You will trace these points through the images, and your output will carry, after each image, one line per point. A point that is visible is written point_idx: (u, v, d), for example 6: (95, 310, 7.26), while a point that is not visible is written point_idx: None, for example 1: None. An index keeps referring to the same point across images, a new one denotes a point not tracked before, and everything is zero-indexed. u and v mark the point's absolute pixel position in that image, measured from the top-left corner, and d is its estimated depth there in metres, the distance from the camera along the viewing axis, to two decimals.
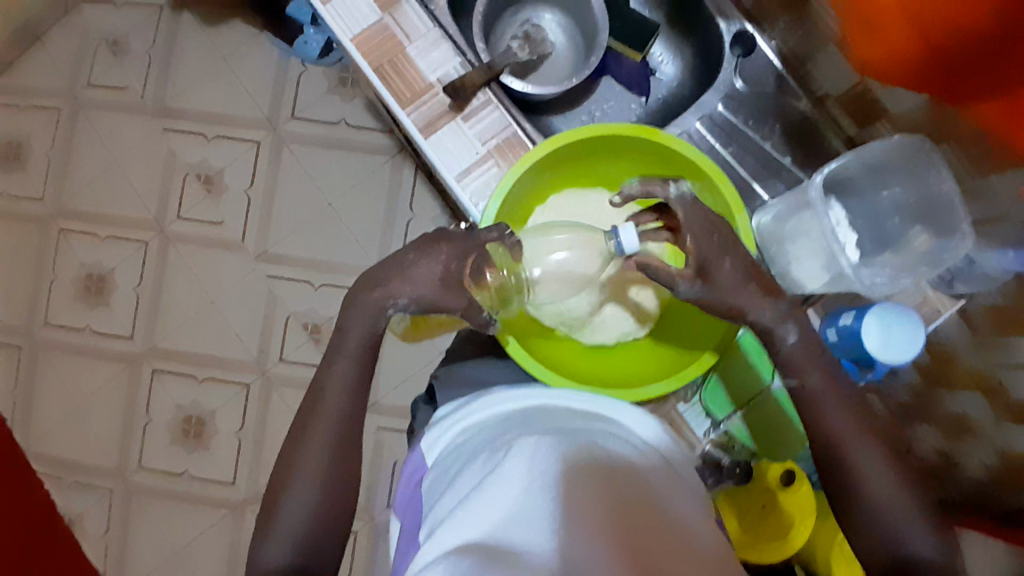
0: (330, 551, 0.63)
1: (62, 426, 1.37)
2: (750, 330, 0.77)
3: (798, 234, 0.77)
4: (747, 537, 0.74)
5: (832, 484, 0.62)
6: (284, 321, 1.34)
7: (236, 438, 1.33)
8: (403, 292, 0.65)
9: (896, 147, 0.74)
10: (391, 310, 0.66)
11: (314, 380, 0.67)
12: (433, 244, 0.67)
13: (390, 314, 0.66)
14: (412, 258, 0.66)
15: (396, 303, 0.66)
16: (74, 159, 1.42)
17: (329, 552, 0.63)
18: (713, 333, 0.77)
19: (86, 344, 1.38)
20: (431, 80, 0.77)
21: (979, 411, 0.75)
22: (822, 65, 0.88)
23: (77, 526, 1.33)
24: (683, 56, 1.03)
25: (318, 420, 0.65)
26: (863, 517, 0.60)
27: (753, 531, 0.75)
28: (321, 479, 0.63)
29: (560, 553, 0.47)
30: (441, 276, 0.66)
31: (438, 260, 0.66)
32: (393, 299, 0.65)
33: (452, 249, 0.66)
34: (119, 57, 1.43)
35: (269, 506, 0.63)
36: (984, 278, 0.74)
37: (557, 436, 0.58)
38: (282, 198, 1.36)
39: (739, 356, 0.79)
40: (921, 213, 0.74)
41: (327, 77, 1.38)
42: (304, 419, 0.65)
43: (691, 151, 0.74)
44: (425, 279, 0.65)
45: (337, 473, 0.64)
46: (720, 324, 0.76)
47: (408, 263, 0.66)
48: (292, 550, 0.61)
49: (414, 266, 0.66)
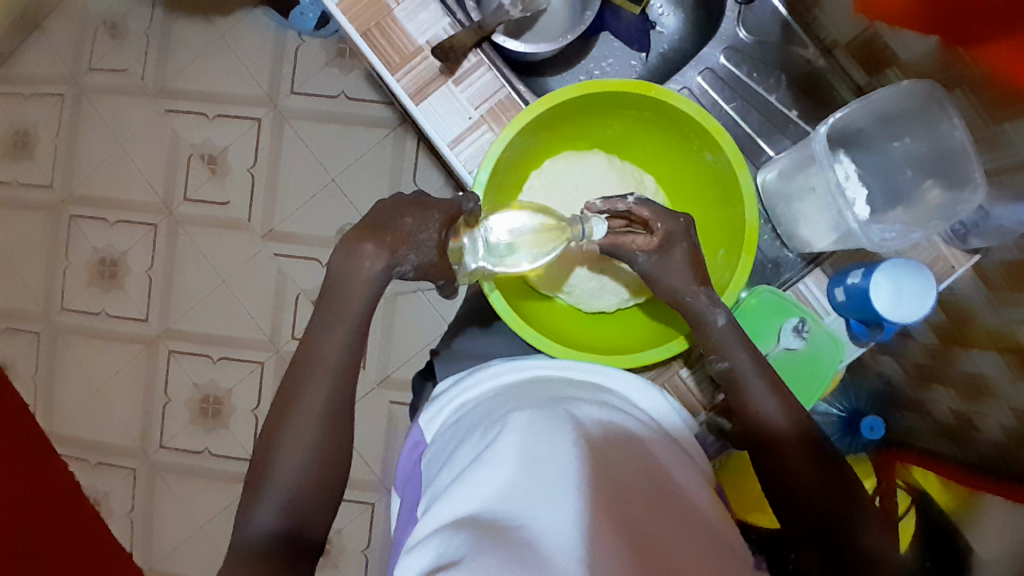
0: (319, 519, 0.63)
1: (85, 409, 1.41)
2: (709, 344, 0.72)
3: (805, 191, 0.75)
4: (740, 504, 0.84)
5: (821, 480, 0.62)
6: (294, 299, 1.34)
7: (253, 415, 1.35)
8: (408, 259, 0.64)
9: (905, 93, 0.70)
10: (396, 276, 0.64)
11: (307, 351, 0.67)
12: (426, 209, 0.65)
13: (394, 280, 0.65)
14: (407, 221, 0.63)
15: (402, 268, 0.64)
16: (80, 145, 1.43)
17: (318, 521, 0.63)
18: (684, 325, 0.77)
19: (104, 327, 1.41)
20: (420, 43, 0.74)
21: (994, 369, 0.73)
22: (830, 10, 0.84)
23: (104, 504, 1.37)
24: (684, 8, 0.97)
25: (312, 390, 0.65)
26: (845, 506, 0.61)
27: (743, 499, 0.84)
28: (311, 447, 0.63)
29: (560, 527, 0.46)
30: (438, 246, 0.65)
31: (433, 229, 0.64)
32: (399, 265, 0.63)
33: (440, 212, 0.65)
34: (118, 40, 1.42)
35: (262, 476, 0.63)
36: (999, 232, 0.69)
37: (552, 407, 0.56)
38: (285, 175, 1.36)
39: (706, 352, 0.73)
40: (933, 165, 0.71)
41: (325, 49, 1.35)
42: (296, 388, 0.65)
43: (689, 107, 0.71)
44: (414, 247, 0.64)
45: (328, 444, 0.64)
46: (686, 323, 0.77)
47: (399, 226, 0.63)
48: (281, 516, 0.61)
49: (413, 231, 0.63)
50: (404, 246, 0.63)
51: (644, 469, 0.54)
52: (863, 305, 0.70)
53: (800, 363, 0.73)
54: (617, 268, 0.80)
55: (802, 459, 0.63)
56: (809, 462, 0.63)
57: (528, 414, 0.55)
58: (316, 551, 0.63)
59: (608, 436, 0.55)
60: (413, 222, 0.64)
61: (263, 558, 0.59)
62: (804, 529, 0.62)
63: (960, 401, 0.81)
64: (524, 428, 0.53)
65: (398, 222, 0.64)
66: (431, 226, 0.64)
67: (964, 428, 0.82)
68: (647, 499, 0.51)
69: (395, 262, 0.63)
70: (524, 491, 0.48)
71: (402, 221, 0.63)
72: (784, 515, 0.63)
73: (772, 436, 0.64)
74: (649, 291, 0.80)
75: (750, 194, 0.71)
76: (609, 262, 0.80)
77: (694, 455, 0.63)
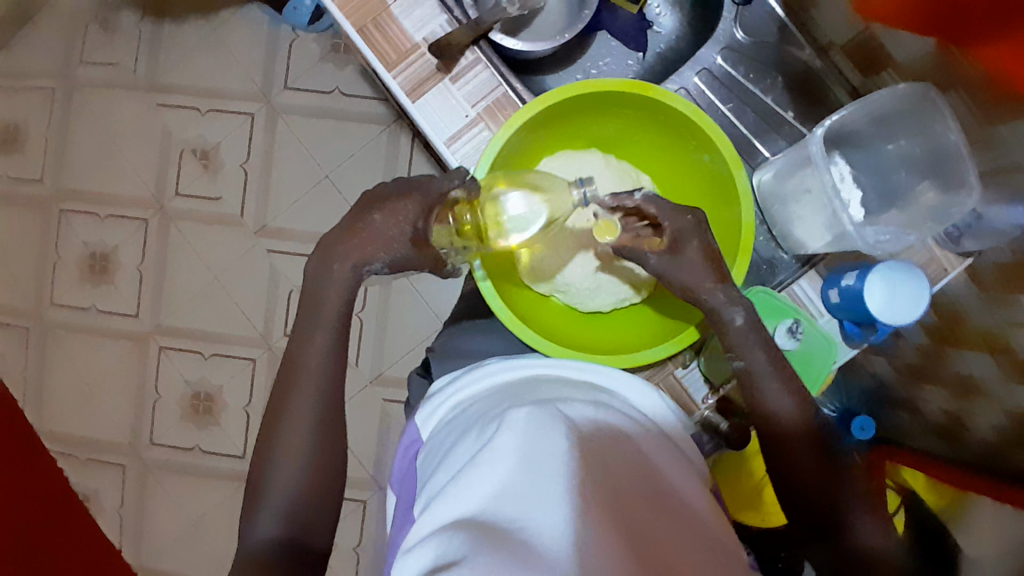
0: (320, 525, 0.63)
1: (76, 404, 1.40)
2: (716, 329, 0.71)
3: (801, 192, 0.75)
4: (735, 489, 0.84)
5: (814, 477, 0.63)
6: (286, 296, 1.34)
7: (245, 411, 1.35)
8: (377, 257, 0.65)
9: (900, 96, 0.70)
10: (367, 275, 0.66)
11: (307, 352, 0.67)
12: (399, 200, 0.65)
13: (366, 277, 0.66)
14: (376, 216, 0.65)
15: (372, 267, 0.65)
16: (71, 138, 1.42)
17: (319, 527, 0.63)
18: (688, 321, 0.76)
19: (94, 323, 1.39)
20: (417, 40, 0.74)
21: (986, 370, 0.74)
22: (826, 12, 0.84)
23: (94, 501, 1.36)
24: (681, 8, 0.97)
25: (312, 391, 0.65)
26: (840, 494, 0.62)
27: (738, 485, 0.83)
28: (311, 449, 0.63)
29: (556, 529, 0.46)
30: (412, 237, 0.65)
31: (406, 221, 0.65)
32: (369, 264, 0.65)
33: (412, 201, 0.65)
34: (109, 33, 1.40)
35: (264, 478, 0.63)
36: (993, 233, 0.70)
37: (548, 406, 0.56)
38: (278, 171, 1.35)
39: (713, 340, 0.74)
40: (927, 167, 0.71)
41: (319, 44, 1.34)
42: (296, 389, 0.65)
43: (686, 107, 0.71)
44: (393, 241, 0.65)
45: (329, 447, 0.64)
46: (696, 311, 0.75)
47: (368, 223, 0.65)
48: (281, 523, 0.61)
49: (381, 227, 0.65)
50: (373, 244, 0.65)
51: (640, 468, 0.54)
52: (858, 307, 0.70)
53: (796, 361, 0.73)
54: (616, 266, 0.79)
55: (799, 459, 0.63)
56: (806, 461, 0.63)
57: (524, 413, 0.55)
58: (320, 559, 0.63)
59: (604, 435, 0.55)
60: (382, 218, 0.65)
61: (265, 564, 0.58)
62: (810, 524, 0.64)
63: (951, 401, 0.82)
64: (522, 426, 0.53)
65: (367, 219, 0.65)
66: (402, 220, 0.65)
67: (954, 428, 0.83)
68: (645, 499, 0.51)
69: (364, 262, 0.65)
70: (521, 491, 0.48)
71: (370, 217, 0.65)
72: (790, 514, 0.65)
73: (772, 438, 0.65)
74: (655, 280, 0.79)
75: (746, 195, 0.71)
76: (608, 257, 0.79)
77: (689, 454, 0.63)
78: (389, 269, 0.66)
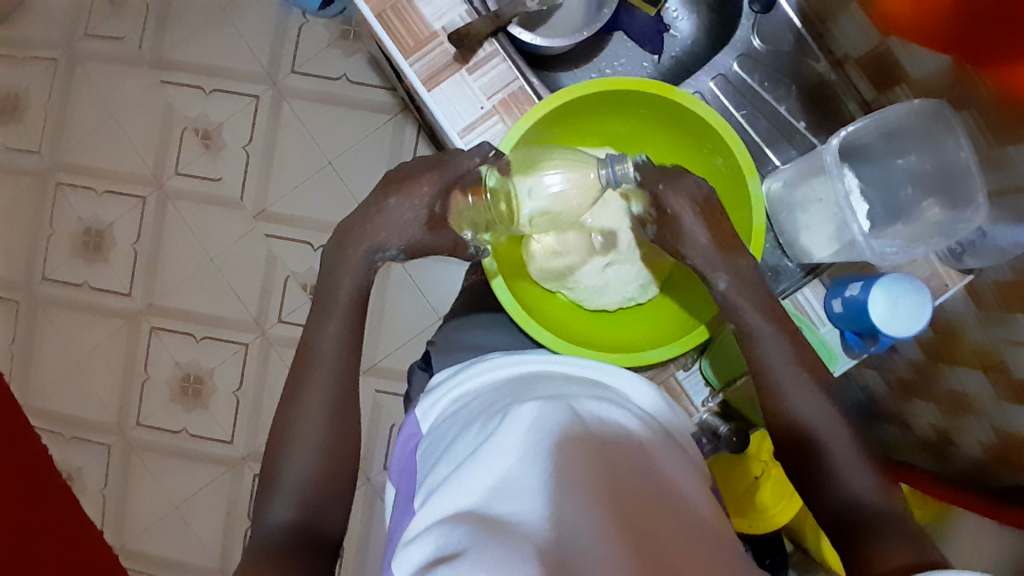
0: (332, 512, 0.62)
1: (62, 381, 1.38)
2: (730, 331, 0.72)
3: (810, 202, 0.75)
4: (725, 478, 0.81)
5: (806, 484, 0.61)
6: (283, 282, 1.33)
7: (235, 396, 1.33)
8: (391, 243, 0.69)
9: (916, 110, 0.72)
10: (378, 259, 0.69)
11: (322, 338, 0.67)
12: (413, 185, 0.69)
13: (377, 263, 0.69)
14: (389, 201, 0.69)
15: (386, 251, 0.69)
16: (70, 112, 1.40)
17: (333, 513, 0.62)
18: (705, 312, 0.77)
19: (86, 300, 1.38)
20: (435, 28, 0.73)
21: (979, 388, 0.75)
22: (843, 25, 0.85)
23: (76, 480, 1.34)
24: (698, 12, 0.98)
25: (328, 378, 0.65)
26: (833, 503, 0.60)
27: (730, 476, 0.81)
28: (324, 435, 0.63)
29: (560, 525, 0.46)
30: (427, 220, 0.69)
31: (420, 205, 0.69)
32: (382, 249, 0.69)
33: (429, 184, 0.69)
34: (115, 7, 1.38)
35: (279, 461, 0.63)
36: (995, 252, 0.70)
37: (552, 401, 0.56)
38: (281, 155, 1.34)
39: (726, 341, 0.73)
40: (936, 182, 0.72)
41: (328, 30, 1.33)
42: (310, 375, 0.65)
43: (704, 110, 0.71)
44: (406, 226, 0.69)
45: (343, 436, 0.64)
46: (712, 308, 0.76)
47: (382, 207, 0.69)
48: (295, 508, 0.60)
49: (394, 211, 0.69)
50: (387, 232, 0.69)
51: (644, 465, 0.54)
52: (861, 317, 0.71)
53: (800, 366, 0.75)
54: (623, 259, 0.79)
55: (791, 464, 0.62)
56: (801, 468, 0.61)
57: (527, 407, 0.54)
58: (333, 548, 0.61)
59: (608, 432, 0.55)
60: (396, 200, 0.69)
61: (277, 549, 0.57)
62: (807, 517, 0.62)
63: (939, 416, 0.83)
64: (524, 421, 0.53)
65: (379, 203, 0.69)
66: (417, 202, 0.69)
67: (942, 443, 0.83)
68: (648, 496, 0.51)
69: (376, 247, 0.69)
70: (524, 487, 0.48)
71: (386, 203, 0.69)
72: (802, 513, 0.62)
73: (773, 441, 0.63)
74: (672, 262, 0.80)
75: (759, 201, 0.71)
76: (619, 253, 0.79)
77: (691, 455, 0.63)
78: (402, 255, 0.70)
